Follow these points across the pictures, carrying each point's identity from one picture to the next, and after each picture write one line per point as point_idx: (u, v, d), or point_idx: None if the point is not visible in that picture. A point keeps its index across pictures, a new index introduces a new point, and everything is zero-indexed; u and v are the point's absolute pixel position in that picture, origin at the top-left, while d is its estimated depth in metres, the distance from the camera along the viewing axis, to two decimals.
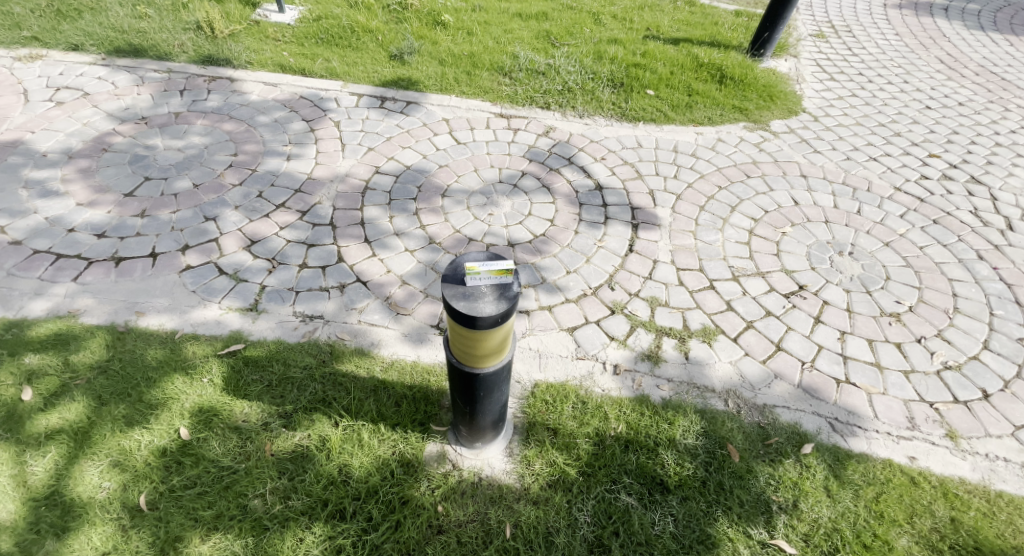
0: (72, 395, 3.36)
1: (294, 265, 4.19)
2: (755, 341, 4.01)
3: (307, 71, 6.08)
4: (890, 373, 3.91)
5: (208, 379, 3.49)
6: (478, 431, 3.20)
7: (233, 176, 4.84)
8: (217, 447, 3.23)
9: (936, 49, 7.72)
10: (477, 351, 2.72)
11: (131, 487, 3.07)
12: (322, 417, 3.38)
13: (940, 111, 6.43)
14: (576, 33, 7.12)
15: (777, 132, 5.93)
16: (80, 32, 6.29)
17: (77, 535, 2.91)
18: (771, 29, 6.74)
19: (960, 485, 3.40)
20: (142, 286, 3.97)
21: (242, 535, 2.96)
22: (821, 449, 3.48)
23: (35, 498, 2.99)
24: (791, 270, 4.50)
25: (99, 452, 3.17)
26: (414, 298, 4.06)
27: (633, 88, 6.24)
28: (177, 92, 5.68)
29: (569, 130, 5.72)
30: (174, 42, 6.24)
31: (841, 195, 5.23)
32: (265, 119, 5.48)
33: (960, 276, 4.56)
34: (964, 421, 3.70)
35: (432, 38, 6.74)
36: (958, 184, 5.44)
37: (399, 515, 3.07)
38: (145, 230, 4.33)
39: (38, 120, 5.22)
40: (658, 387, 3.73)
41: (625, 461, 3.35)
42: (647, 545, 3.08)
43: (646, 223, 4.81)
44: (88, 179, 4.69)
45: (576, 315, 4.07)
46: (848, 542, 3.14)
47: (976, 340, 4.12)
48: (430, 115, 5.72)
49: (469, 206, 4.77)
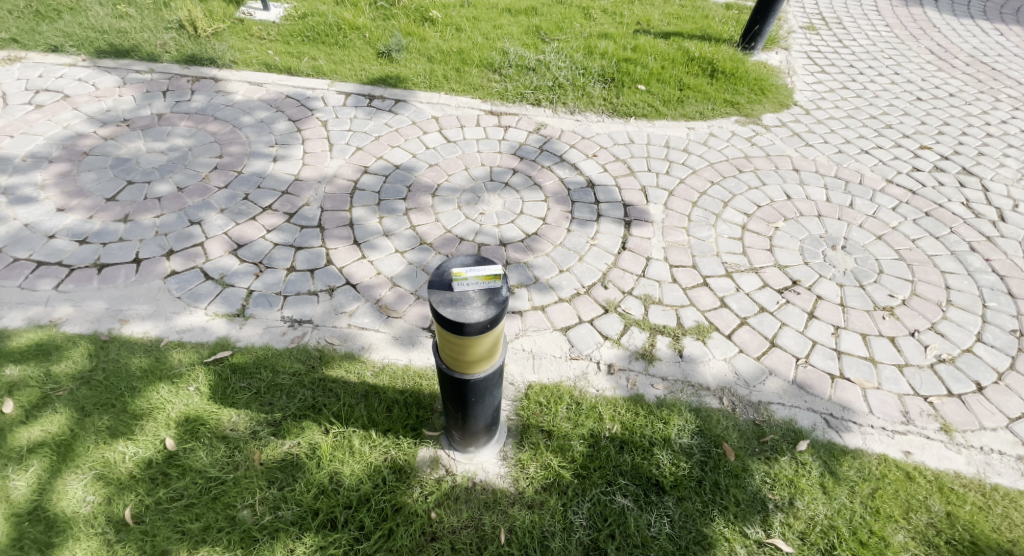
0: (54, 406, 3.29)
1: (282, 268, 4.13)
2: (749, 338, 3.97)
3: (293, 70, 5.99)
4: (884, 367, 3.89)
5: (194, 387, 3.44)
6: (471, 435, 3.15)
7: (218, 178, 4.76)
8: (205, 457, 3.18)
9: (927, 39, 7.70)
10: (466, 357, 2.68)
11: (116, 500, 3.01)
12: (312, 425, 3.33)
13: (931, 102, 6.41)
14: (566, 28, 7.06)
15: (769, 126, 5.89)
16: (60, 32, 6.17)
17: (62, 549, 2.86)
18: (762, 22, 6.69)
19: (956, 479, 3.38)
20: (125, 293, 3.90)
21: (231, 547, 2.91)
22: (816, 446, 3.46)
23: (17, 514, 2.93)
24: (784, 266, 4.47)
25: (82, 466, 3.11)
26: (404, 300, 4.01)
27: (624, 83, 6.19)
28: (160, 93, 5.58)
29: (560, 127, 5.66)
30: (156, 41, 6.15)
31: (834, 188, 5.21)
32: (250, 119, 5.39)
33: (953, 268, 4.55)
34: (958, 414, 3.69)
35: (420, 34, 6.66)
36: (950, 175, 5.43)
37: (391, 523, 3.03)
38: (128, 235, 4.26)
39: (17, 124, 5.12)
40: (653, 386, 3.69)
41: (620, 462, 3.32)
42: (644, 547, 3.05)
43: (639, 220, 4.77)
44: (68, 183, 4.61)
45: (569, 315, 4.03)
46: (845, 540, 3.12)
47: (970, 332, 4.11)
48: (419, 113, 5.65)
49: (460, 205, 4.71)
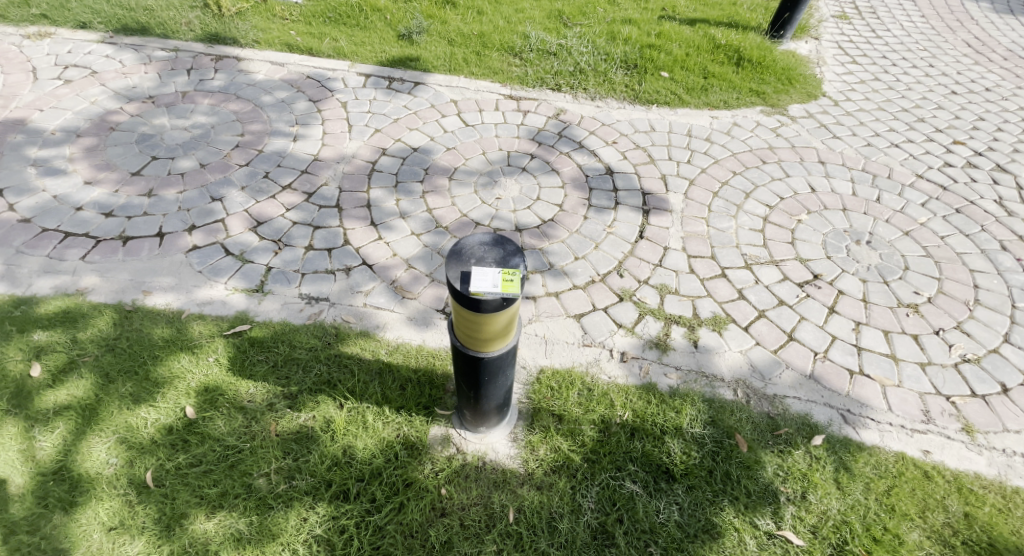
0: (79, 371, 3.37)
1: (300, 247, 4.16)
2: (767, 331, 3.92)
3: (314, 51, 6.02)
4: (906, 365, 3.80)
5: (214, 358, 3.49)
6: (482, 415, 3.16)
7: (239, 156, 4.80)
8: (223, 426, 3.23)
9: (963, 32, 7.47)
10: (481, 334, 2.67)
11: (137, 464, 3.08)
12: (327, 399, 3.37)
13: (966, 97, 6.22)
14: (590, 13, 6.97)
15: (795, 116, 5.78)
16: (89, 10, 6.28)
17: (84, 509, 2.93)
18: (791, 10, 6.55)
19: (975, 480, 3.31)
20: (149, 265, 3.97)
21: (246, 514, 2.96)
22: (832, 441, 3.41)
23: (43, 473, 3.02)
24: (806, 259, 4.39)
25: (106, 429, 3.18)
26: (419, 281, 4.02)
27: (647, 70, 6.11)
28: (184, 71, 5.64)
29: (580, 113, 5.61)
30: (182, 20, 6.23)
31: (860, 181, 5.09)
32: (271, 99, 5.43)
33: (982, 267, 4.43)
34: (981, 415, 3.60)
35: (441, 17, 6.63)
36: (983, 171, 5.27)
37: (402, 497, 3.06)
38: (152, 209, 4.33)
39: (46, 98, 5.21)
40: (666, 375, 3.66)
41: (630, 449, 3.30)
42: (652, 533, 3.03)
43: (657, 209, 4.71)
44: (95, 157, 4.69)
45: (583, 302, 4.01)
46: (858, 536, 3.07)
47: (997, 332, 4.00)
48: (438, 96, 5.64)
49: (477, 189, 4.70)
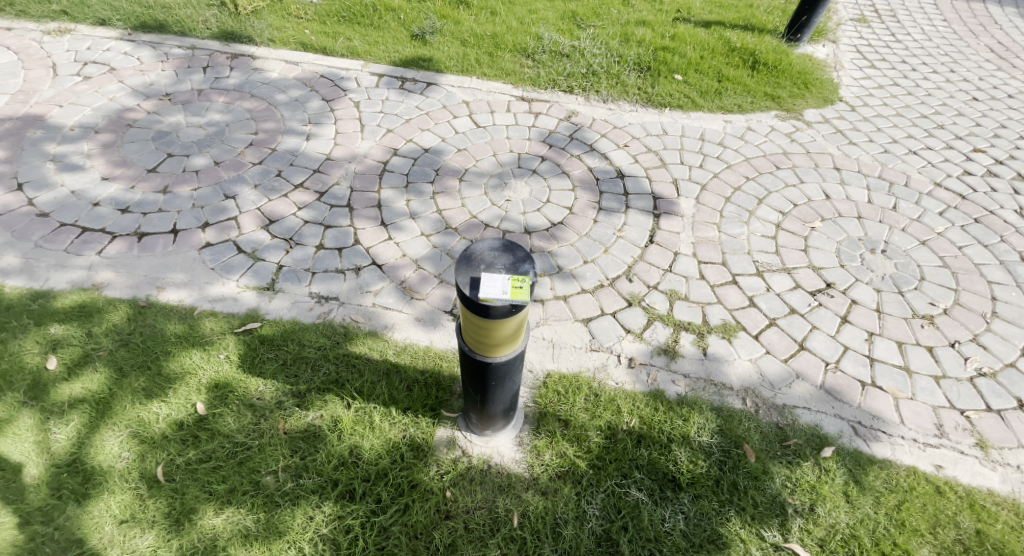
0: (94, 365, 3.41)
1: (311, 246, 4.18)
2: (777, 339, 3.87)
3: (327, 50, 6.04)
4: (920, 378, 3.74)
5: (225, 355, 3.52)
6: (488, 419, 3.16)
7: (253, 154, 4.83)
8: (232, 423, 3.25)
9: (986, 36, 7.34)
10: (489, 339, 2.66)
11: (149, 458, 3.10)
12: (334, 399, 3.38)
13: (988, 103, 6.11)
14: (604, 14, 6.93)
15: (810, 122, 5.70)
16: (108, 7, 6.35)
17: (97, 501, 2.96)
18: (809, 13, 6.47)
19: (988, 496, 3.24)
20: (163, 262, 4.00)
21: (254, 510, 2.97)
22: (842, 453, 3.36)
23: (57, 465, 3.06)
24: (819, 267, 4.33)
25: (119, 423, 3.21)
26: (428, 282, 4.02)
27: (661, 72, 6.06)
28: (200, 69, 5.69)
29: (592, 115, 5.58)
30: (198, 18, 6.28)
31: (876, 189, 5.01)
32: (284, 98, 5.45)
33: (1001, 279, 4.34)
34: (996, 430, 3.53)
35: (454, 17, 6.63)
36: (1003, 181, 5.17)
37: (407, 498, 3.06)
38: (167, 206, 4.36)
39: (65, 94, 5.27)
40: (674, 382, 3.63)
41: (636, 456, 3.28)
42: (657, 542, 3.01)
43: (668, 214, 4.67)
44: (113, 154, 4.74)
45: (592, 306, 3.99)
46: (866, 550, 3.02)
47: (1014, 346, 3.92)
48: (450, 97, 5.63)
49: (486, 191, 4.69)
